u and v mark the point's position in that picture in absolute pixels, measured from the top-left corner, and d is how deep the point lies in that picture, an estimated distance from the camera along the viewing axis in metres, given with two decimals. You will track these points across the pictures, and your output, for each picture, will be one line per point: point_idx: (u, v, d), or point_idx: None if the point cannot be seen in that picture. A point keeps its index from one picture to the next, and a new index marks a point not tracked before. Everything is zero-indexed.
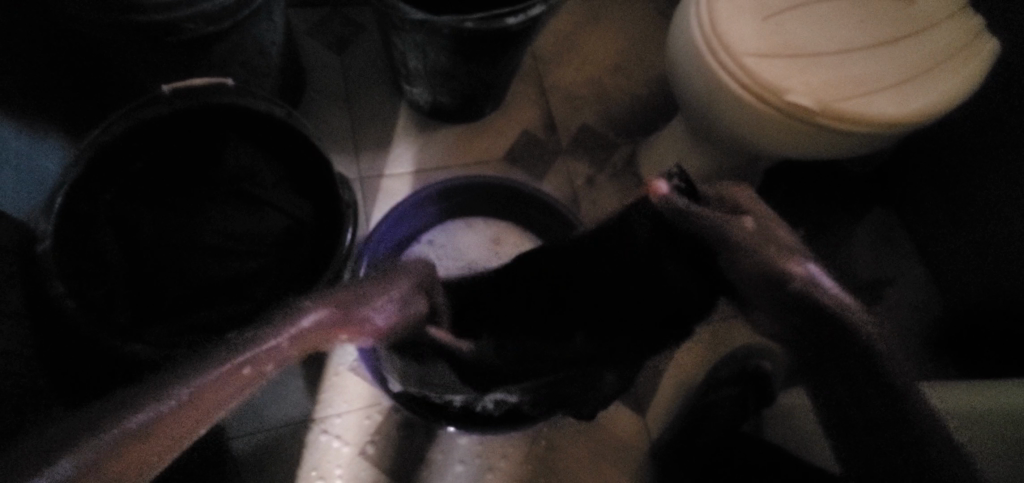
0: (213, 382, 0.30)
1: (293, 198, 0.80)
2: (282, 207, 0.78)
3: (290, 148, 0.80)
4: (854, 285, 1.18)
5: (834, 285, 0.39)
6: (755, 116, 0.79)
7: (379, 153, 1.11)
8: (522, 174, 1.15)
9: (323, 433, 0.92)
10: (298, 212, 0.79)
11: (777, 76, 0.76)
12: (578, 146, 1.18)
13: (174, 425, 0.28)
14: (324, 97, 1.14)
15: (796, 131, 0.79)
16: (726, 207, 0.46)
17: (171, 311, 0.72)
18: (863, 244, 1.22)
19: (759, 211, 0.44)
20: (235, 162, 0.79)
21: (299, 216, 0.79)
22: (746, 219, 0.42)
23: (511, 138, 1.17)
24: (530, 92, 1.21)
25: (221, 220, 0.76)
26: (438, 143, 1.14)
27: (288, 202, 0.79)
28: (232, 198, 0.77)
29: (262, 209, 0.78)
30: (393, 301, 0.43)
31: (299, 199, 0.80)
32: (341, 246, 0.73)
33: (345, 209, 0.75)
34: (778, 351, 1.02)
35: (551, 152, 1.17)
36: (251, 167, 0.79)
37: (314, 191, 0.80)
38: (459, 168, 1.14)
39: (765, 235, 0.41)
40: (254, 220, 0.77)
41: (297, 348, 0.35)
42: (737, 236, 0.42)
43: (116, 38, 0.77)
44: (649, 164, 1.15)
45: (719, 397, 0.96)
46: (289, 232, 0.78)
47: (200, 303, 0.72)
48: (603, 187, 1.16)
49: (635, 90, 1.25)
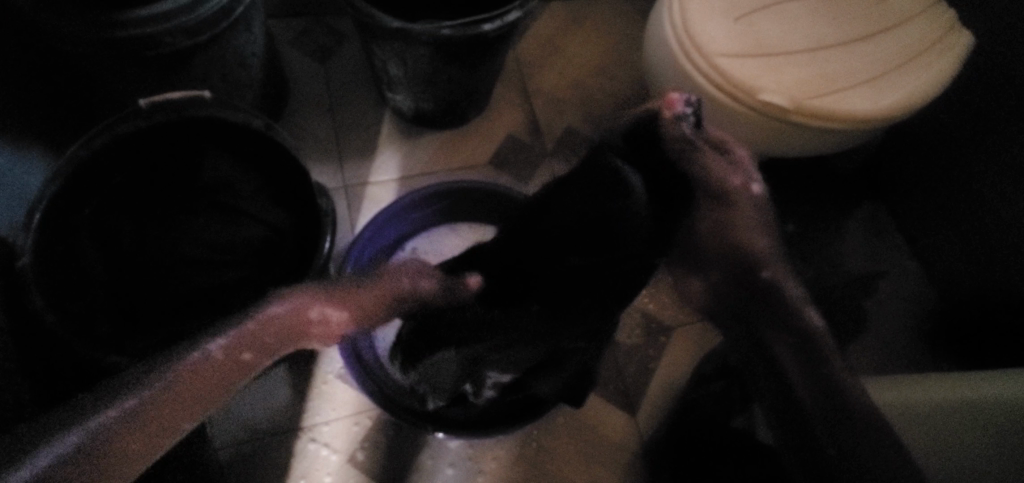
0: (206, 362, 0.44)
1: (274, 208, 0.80)
2: (259, 216, 0.79)
3: (270, 158, 0.81)
4: (843, 280, 1.19)
5: (766, 249, 0.53)
6: (731, 115, 0.80)
7: (365, 161, 1.12)
8: (508, 178, 1.15)
9: (311, 441, 0.92)
10: (279, 221, 0.79)
11: (750, 75, 0.77)
12: (563, 147, 1.19)
13: (191, 386, 0.43)
14: (308, 106, 1.14)
15: (772, 129, 0.79)
16: (726, 153, 0.55)
17: (153, 323, 0.72)
18: (851, 239, 1.22)
19: (751, 172, 0.55)
20: (212, 173, 0.79)
21: (279, 225, 0.79)
22: (749, 185, 0.54)
23: (495, 142, 1.18)
24: (514, 95, 1.22)
25: (200, 231, 0.76)
26: (423, 149, 1.15)
27: (267, 212, 0.79)
28: (211, 209, 0.78)
29: (240, 219, 0.78)
30: (358, 291, 0.50)
31: (277, 208, 0.80)
32: (321, 254, 0.73)
33: (323, 217, 0.76)
34: None
35: (537, 155, 1.18)
36: (230, 178, 0.79)
37: (292, 200, 0.81)
38: (444, 173, 1.14)
39: (753, 205, 0.54)
40: (232, 230, 0.77)
41: (250, 350, 0.46)
42: (730, 194, 0.53)
43: (94, 54, 0.78)
44: None
45: (704, 394, 0.95)
46: (268, 241, 0.78)
47: (182, 314, 0.73)
48: None
49: (619, 91, 1.25)
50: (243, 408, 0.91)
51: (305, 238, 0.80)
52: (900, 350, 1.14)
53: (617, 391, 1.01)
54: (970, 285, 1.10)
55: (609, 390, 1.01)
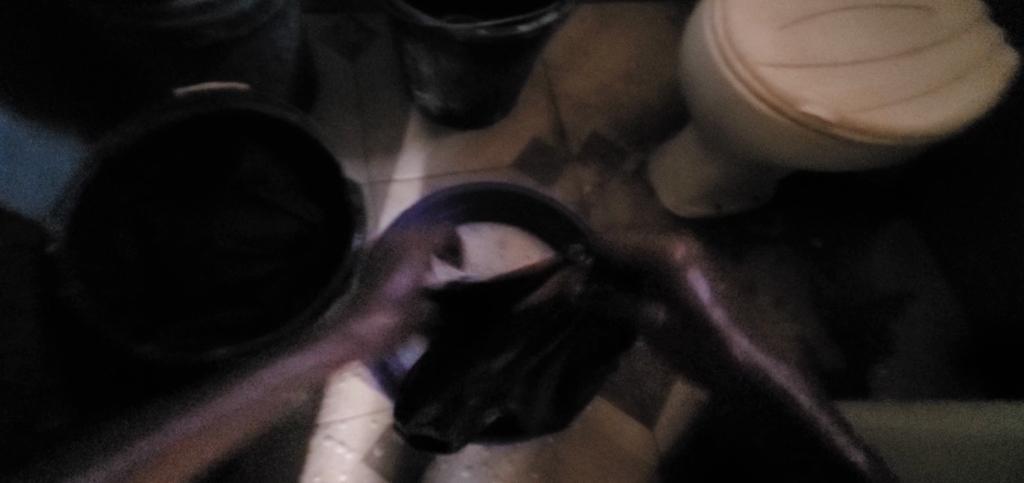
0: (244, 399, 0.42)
1: (305, 202, 0.80)
2: (293, 211, 0.79)
3: (306, 152, 0.79)
4: (872, 299, 1.15)
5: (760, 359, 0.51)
6: (774, 126, 0.77)
7: (391, 158, 1.12)
8: (532, 181, 1.14)
9: (327, 438, 0.91)
10: (310, 216, 0.79)
11: (796, 86, 0.75)
12: (589, 153, 1.18)
13: (207, 433, 0.40)
14: (336, 101, 1.14)
15: (815, 143, 0.77)
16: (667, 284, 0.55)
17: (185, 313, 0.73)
18: (882, 257, 1.19)
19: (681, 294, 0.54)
20: (249, 165, 0.80)
21: (309, 221, 0.79)
22: (667, 315, 0.56)
23: (520, 146, 1.17)
24: (542, 99, 1.20)
25: (233, 223, 0.77)
26: (449, 149, 1.14)
27: (299, 206, 0.79)
28: (246, 201, 0.79)
29: (275, 213, 0.79)
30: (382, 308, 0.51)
31: (311, 204, 0.80)
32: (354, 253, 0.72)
33: (356, 213, 0.74)
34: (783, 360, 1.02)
35: (562, 159, 1.17)
36: (264, 171, 0.80)
37: (327, 197, 0.80)
38: (469, 174, 1.13)
39: (700, 333, 0.53)
40: (266, 223, 0.78)
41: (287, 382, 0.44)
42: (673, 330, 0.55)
43: (132, 43, 0.78)
44: (660, 174, 1.14)
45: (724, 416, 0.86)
46: (301, 237, 0.78)
47: (213, 305, 0.74)
48: (615, 193, 1.15)
49: (648, 97, 1.24)
50: None
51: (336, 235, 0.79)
52: (927, 374, 1.10)
53: (635, 402, 0.99)
54: (1005, 312, 1.07)
55: (629, 401, 0.99)
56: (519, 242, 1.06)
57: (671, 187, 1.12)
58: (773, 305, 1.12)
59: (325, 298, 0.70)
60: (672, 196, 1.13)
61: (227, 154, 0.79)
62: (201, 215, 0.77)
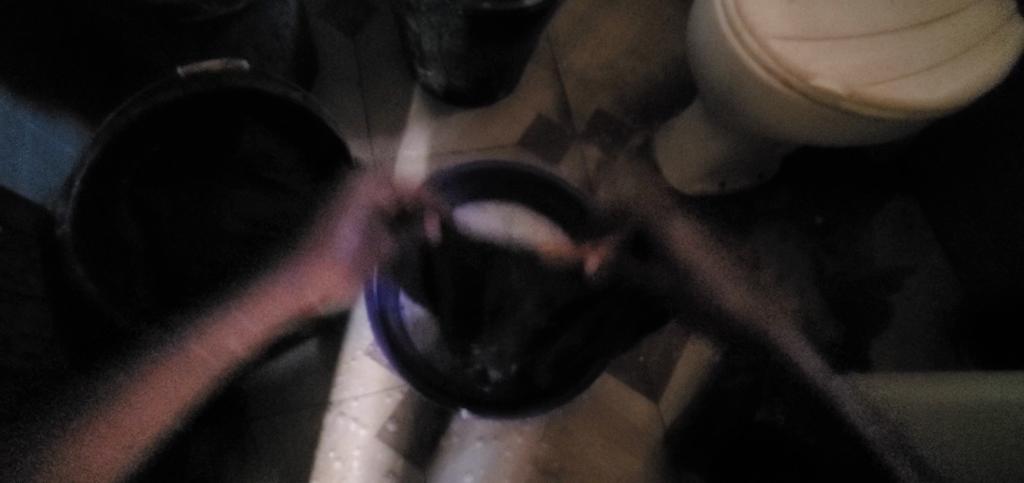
0: None
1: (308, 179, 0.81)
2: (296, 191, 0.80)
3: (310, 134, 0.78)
4: (872, 274, 1.17)
5: None
6: (781, 101, 0.77)
7: (394, 137, 1.11)
8: (536, 159, 1.14)
9: (339, 415, 0.92)
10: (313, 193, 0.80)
11: (803, 59, 0.74)
12: (593, 130, 1.17)
13: None
14: (336, 79, 1.13)
15: (820, 119, 0.77)
16: None
17: (196, 291, 0.75)
18: (883, 232, 1.20)
19: None
20: (251, 146, 0.79)
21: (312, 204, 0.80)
22: None
23: (524, 124, 1.16)
24: (545, 75, 1.19)
25: (239, 204, 0.78)
26: (452, 127, 1.13)
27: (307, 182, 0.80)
28: (249, 182, 0.79)
29: (278, 193, 0.80)
30: None
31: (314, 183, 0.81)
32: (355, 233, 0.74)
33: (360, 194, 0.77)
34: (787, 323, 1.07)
35: (567, 137, 1.16)
36: (266, 149, 0.80)
37: (331, 177, 0.80)
38: (473, 152, 1.13)
39: None
40: (271, 205, 0.79)
41: None
42: None
43: (129, 20, 0.77)
44: (666, 150, 1.14)
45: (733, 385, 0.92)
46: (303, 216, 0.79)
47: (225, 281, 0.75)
48: (619, 170, 1.16)
49: (651, 73, 1.22)
50: (271, 379, 0.92)
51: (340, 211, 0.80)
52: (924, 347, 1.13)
53: (640, 376, 1.01)
54: (999, 283, 1.08)
55: (634, 376, 1.01)
56: (533, 220, 1.07)
57: (676, 164, 1.13)
58: (775, 281, 1.13)
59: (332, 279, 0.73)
60: (676, 174, 1.14)
61: (229, 133, 0.79)
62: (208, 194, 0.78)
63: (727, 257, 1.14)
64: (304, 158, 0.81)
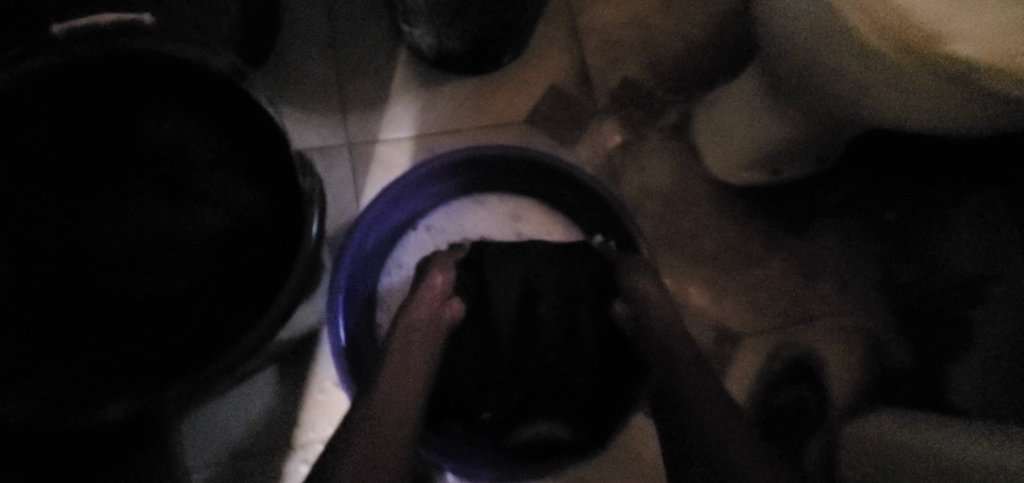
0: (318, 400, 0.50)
1: (245, 181, 0.58)
2: (221, 197, 0.58)
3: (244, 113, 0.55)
4: (951, 282, 0.92)
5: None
6: (893, 72, 0.51)
7: (374, 113, 0.90)
8: (548, 140, 0.94)
9: (305, 462, 0.77)
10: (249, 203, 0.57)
11: (940, 12, 0.47)
12: (619, 105, 0.96)
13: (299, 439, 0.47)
14: (304, 41, 0.91)
15: (961, 102, 0.51)
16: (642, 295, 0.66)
17: (96, 338, 0.56)
18: (966, 234, 0.92)
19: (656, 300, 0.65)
20: (163, 133, 0.58)
21: (245, 211, 0.57)
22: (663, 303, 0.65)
23: (534, 96, 0.95)
24: (561, 35, 0.97)
25: (145, 215, 0.58)
26: (445, 100, 0.92)
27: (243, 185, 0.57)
28: (158, 184, 0.58)
29: (198, 199, 0.58)
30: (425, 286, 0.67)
31: (249, 187, 0.58)
32: (296, 265, 0.51)
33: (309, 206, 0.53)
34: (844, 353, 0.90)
35: (586, 113, 0.95)
36: (188, 139, 0.58)
37: (272, 175, 0.57)
38: (470, 131, 0.92)
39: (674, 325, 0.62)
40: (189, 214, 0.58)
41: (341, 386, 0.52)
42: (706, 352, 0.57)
43: None
44: (708, 132, 0.93)
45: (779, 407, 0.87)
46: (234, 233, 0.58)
47: (135, 326, 0.56)
48: (649, 155, 0.95)
49: (691, 31, 0.99)
50: (219, 419, 0.76)
51: (284, 229, 0.56)
52: None
53: None
54: None
55: None
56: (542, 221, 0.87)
57: (721, 150, 0.92)
58: (834, 292, 0.94)
59: (258, 332, 0.51)
60: (719, 160, 0.93)
61: (137, 116, 0.58)
62: (115, 207, 0.58)
63: (779, 264, 0.94)
64: (237, 149, 0.58)
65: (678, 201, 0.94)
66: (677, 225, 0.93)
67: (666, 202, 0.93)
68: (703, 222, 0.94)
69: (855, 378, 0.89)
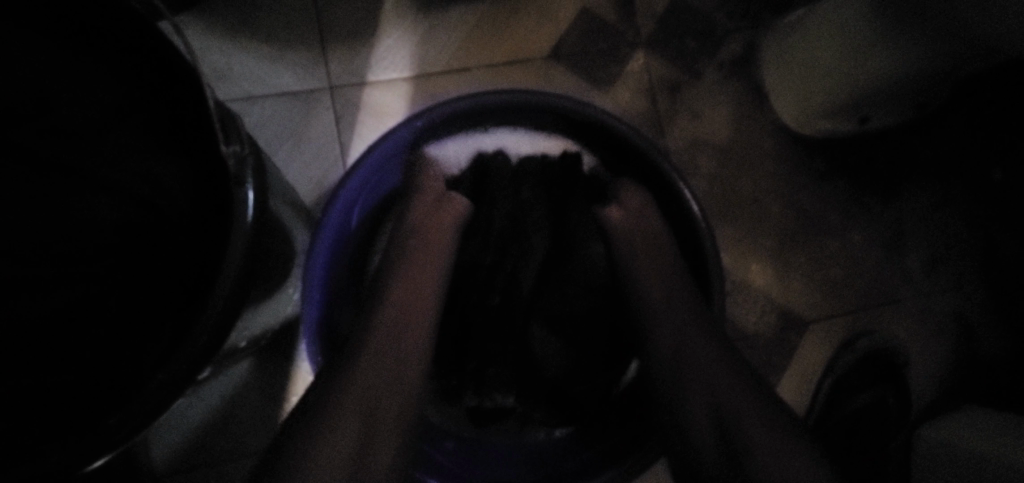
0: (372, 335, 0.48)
1: (150, 157, 0.40)
2: (111, 177, 0.39)
3: (146, 51, 0.38)
4: None
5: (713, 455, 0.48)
6: None
7: (361, 48, 0.73)
8: (577, 83, 0.76)
9: None
10: (136, 188, 0.40)
11: None
12: (667, 35, 0.76)
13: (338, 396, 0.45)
14: None
15: None
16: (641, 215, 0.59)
17: None
18: None
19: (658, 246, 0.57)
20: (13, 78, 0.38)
21: (153, 194, 0.40)
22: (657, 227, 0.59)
23: (562, 24, 0.75)
24: None
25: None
26: (449, 32, 0.74)
27: (133, 161, 0.40)
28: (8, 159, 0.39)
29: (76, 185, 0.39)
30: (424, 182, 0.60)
31: (160, 160, 0.40)
32: (219, 289, 0.36)
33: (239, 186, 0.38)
34: (924, 346, 0.76)
35: (625, 46, 0.76)
36: (38, 86, 0.39)
37: (192, 144, 0.40)
38: (478, 71, 0.74)
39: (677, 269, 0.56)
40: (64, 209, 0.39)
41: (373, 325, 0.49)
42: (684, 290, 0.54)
43: None
44: (780, 67, 0.73)
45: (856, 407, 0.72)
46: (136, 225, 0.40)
47: None
48: (704, 99, 0.76)
49: None
50: (192, 420, 0.67)
51: (196, 235, 0.40)
52: None
53: None
54: None
55: None
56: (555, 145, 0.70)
57: (796, 92, 0.73)
58: (925, 269, 0.78)
59: (158, 386, 0.35)
60: (792, 104, 0.74)
61: None
62: None
63: (859, 235, 0.77)
64: (129, 105, 0.40)
65: (739, 157, 0.76)
66: (738, 190, 0.76)
67: (722, 160, 0.76)
68: (768, 188, 0.76)
69: (935, 365, 0.76)
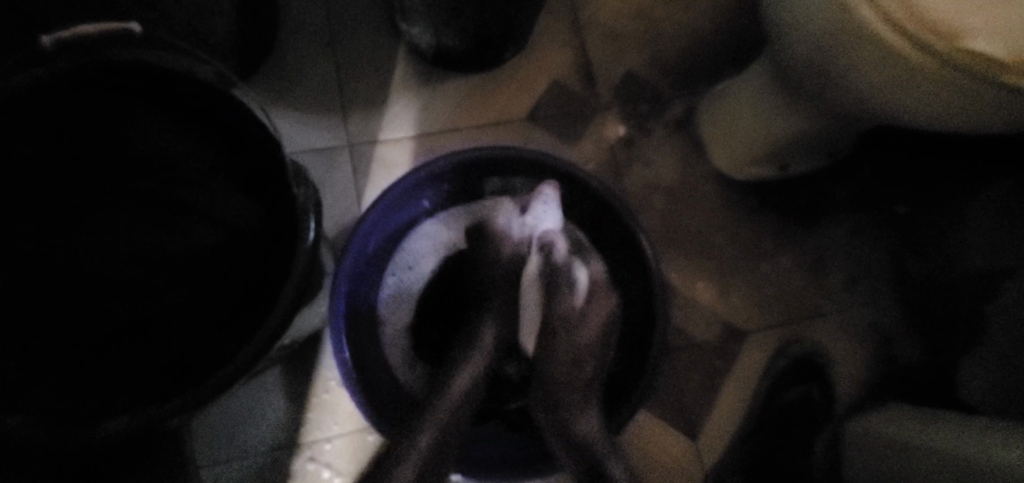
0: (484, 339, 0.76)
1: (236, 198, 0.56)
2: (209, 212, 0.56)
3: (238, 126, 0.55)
4: (967, 275, 0.89)
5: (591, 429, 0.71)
6: (903, 72, 0.53)
7: (376, 113, 0.90)
8: (551, 139, 0.93)
9: (310, 460, 0.81)
10: (226, 221, 0.56)
11: (948, 9, 0.50)
12: (623, 100, 0.94)
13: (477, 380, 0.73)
14: (304, 41, 0.90)
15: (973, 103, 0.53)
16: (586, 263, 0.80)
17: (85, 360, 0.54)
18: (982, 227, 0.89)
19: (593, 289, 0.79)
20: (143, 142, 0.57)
21: (236, 225, 0.56)
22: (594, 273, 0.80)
23: (536, 92, 0.93)
24: (562, 30, 0.95)
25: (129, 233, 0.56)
26: (447, 100, 0.91)
27: (215, 203, 0.56)
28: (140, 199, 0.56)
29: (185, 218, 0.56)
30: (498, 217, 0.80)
31: (242, 201, 0.57)
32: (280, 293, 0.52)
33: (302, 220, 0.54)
34: (847, 352, 0.90)
35: (589, 109, 0.94)
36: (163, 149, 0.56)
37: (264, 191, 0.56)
38: (470, 131, 0.91)
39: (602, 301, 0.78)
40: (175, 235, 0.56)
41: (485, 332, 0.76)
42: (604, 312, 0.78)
43: None
44: (713, 126, 0.91)
45: (788, 399, 0.88)
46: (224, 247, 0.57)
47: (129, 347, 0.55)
48: (655, 151, 0.94)
49: (695, 26, 0.96)
50: (228, 420, 0.80)
51: (265, 255, 0.56)
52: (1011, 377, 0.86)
53: (678, 408, 0.87)
54: None
55: (665, 406, 0.87)
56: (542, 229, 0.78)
57: (727, 145, 0.90)
58: (846, 287, 0.93)
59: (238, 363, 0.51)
60: (725, 154, 0.91)
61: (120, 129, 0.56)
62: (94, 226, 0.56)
63: (788, 259, 0.92)
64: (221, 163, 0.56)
65: (684, 195, 0.93)
66: (684, 223, 0.92)
67: (670, 199, 0.92)
68: (709, 223, 0.92)
69: (860, 369, 0.90)
